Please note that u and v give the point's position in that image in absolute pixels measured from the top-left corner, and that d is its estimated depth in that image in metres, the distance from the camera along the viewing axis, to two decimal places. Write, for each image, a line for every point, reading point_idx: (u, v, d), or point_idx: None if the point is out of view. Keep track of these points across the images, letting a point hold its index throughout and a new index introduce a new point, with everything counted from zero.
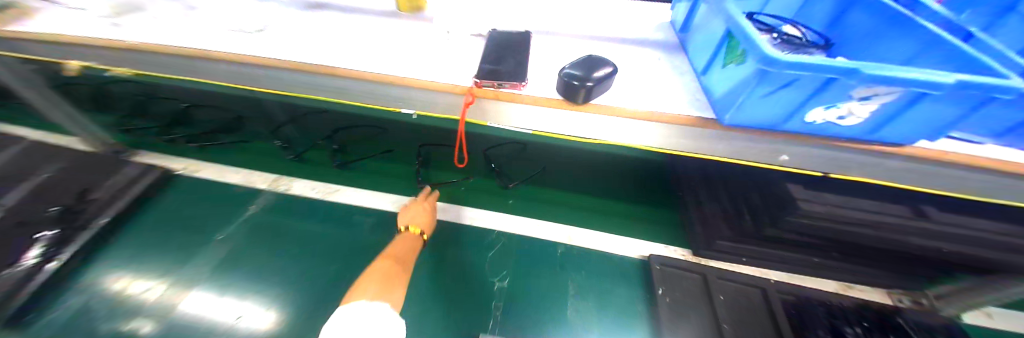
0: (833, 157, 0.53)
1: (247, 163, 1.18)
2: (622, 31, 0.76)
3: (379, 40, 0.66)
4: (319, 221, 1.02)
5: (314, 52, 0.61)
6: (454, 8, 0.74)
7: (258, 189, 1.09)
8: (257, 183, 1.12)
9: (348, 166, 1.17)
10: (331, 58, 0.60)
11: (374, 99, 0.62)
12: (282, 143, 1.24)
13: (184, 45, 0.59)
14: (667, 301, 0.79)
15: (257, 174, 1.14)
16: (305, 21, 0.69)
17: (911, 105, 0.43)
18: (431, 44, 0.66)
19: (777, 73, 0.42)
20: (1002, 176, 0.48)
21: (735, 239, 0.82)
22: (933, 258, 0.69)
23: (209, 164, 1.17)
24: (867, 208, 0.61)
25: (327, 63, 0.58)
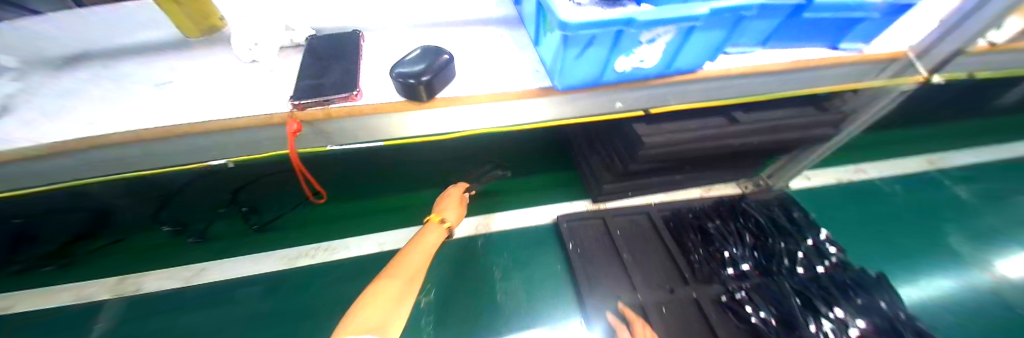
0: (657, 94, 0.61)
1: (69, 270, 0.90)
2: (462, 13, 0.73)
3: (165, 83, 0.53)
4: (197, 307, 0.85)
5: (71, 123, 0.47)
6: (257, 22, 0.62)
7: (93, 302, 0.86)
8: (90, 294, 0.87)
9: (269, 226, 0.99)
10: (96, 124, 0.46)
11: (187, 154, 0.52)
12: (173, 226, 0.97)
13: None
14: (578, 252, 0.86)
15: (94, 285, 0.88)
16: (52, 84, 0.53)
17: (687, 37, 0.49)
18: (234, 75, 0.55)
19: (575, 35, 0.44)
20: (767, 75, 0.61)
21: (616, 180, 0.90)
22: (754, 151, 0.86)
23: (19, 294, 0.86)
24: (695, 127, 0.73)
25: (95, 132, 0.45)
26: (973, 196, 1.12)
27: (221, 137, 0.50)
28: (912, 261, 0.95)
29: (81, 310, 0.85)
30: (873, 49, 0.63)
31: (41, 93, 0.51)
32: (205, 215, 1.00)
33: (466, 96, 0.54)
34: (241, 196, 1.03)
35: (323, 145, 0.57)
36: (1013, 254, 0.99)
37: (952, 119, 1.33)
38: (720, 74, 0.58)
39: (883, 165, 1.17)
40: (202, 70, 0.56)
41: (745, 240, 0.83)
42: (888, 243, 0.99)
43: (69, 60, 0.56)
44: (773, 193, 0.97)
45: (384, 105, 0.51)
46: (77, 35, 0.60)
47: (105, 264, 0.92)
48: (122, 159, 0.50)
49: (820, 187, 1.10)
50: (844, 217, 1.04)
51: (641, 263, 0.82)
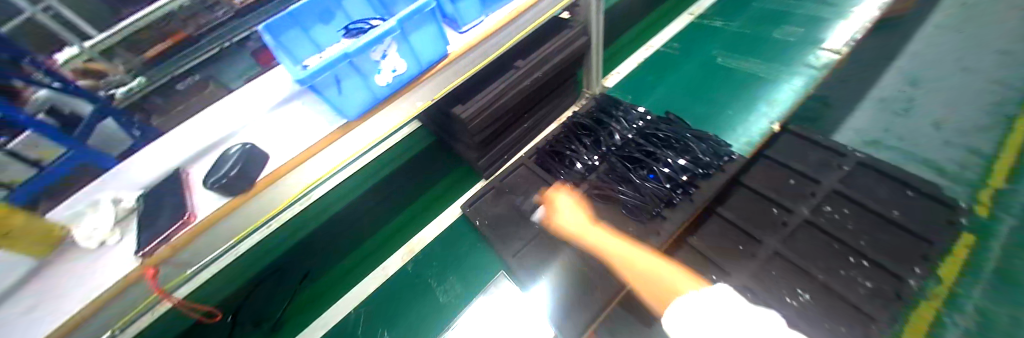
0: (439, 83, 0.76)
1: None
2: (244, 97, 0.79)
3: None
4: None
5: None
6: (60, 205, 0.63)
7: None
8: None
9: None
10: None
11: None
12: None
13: None
14: (485, 224, 1.02)
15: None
16: None
17: (407, 41, 0.65)
18: (66, 271, 0.56)
19: (319, 81, 0.57)
20: (505, 32, 0.80)
21: (482, 155, 1.06)
22: (558, 77, 1.07)
23: None
24: (495, 87, 0.90)
25: None
26: (728, 23, 1.47)
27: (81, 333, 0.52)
28: (712, 93, 1.21)
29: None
30: None
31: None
32: None
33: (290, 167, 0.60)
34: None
35: (183, 271, 0.61)
36: (760, 50, 1.34)
37: None
38: (468, 46, 0.74)
39: (664, 35, 1.47)
40: (67, 277, 0.55)
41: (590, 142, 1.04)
42: (686, 85, 1.26)
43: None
44: (597, 97, 1.17)
45: (214, 213, 0.55)
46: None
47: None
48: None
49: (630, 73, 1.36)
50: (660, 87, 1.28)
51: (530, 203, 1.01)
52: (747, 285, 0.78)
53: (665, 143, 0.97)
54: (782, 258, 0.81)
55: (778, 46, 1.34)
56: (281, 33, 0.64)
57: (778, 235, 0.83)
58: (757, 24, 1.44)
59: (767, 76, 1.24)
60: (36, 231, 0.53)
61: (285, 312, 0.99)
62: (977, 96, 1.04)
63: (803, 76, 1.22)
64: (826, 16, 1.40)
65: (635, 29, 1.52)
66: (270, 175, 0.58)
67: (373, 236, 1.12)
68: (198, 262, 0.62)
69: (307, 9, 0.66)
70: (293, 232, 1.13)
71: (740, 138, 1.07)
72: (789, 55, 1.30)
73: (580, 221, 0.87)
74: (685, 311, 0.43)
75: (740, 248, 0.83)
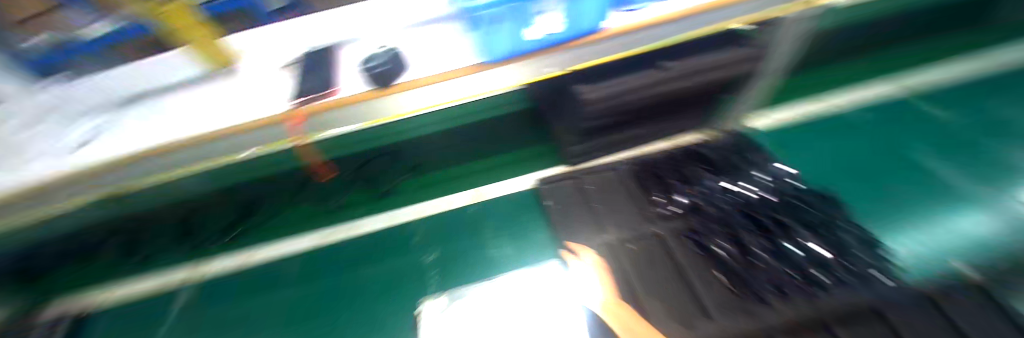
0: (579, 56, 0.69)
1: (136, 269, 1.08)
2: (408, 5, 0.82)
3: (185, 98, 0.67)
4: (249, 297, 1.01)
5: (117, 137, 0.61)
6: (243, 40, 0.74)
7: (178, 287, 1.06)
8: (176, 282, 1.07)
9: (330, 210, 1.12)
10: (139, 137, 0.60)
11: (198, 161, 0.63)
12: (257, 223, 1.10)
13: (10, 183, 0.58)
14: (554, 206, 0.98)
15: (167, 278, 1.08)
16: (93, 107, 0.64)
17: (578, 2, 0.58)
18: (222, 88, 0.65)
19: (478, 15, 0.56)
20: (680, 24, 0.66)
21: (581, 142, 0.97)
22: (711, 95, 0.89)
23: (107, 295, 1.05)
24: (634, 79, 0.77)
25: (143, 147, 0.59)
26: (947, 113, 1.10)
27: (228, 142, 0.61)
28: (883, 185, 0.96)
29: (159, 300, 1.04)
30: None
31: (65, 128, 0.62)
32: None
33: (423, 79, 0.63)
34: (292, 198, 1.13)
35: (319, 132, 0.67)
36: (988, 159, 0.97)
37: None
38: (630, 27, 0.65)
39: (853, 94, 1.18)
40: (216, 93, 0.64)
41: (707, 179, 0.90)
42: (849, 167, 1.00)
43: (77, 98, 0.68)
44: (735, 135, 0.99)
45: (346, 97, 0.61)
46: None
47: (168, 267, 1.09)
48: (143, 174, 0.62)
49: (785, 121, 1.12)
50: (815, 152, 1.05)
51: (610, 208, 0.93)
52: None
53: (801, 221, 0.79)
54: None
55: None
56: None
57: None
58: (1000, 125, 1.05)
59: (990, 193, 0.90)
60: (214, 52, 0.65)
61: (365, 198, 1.12)
62: None
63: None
64: None
65: (833, 69, 1.18)
66: (408, 83, 0.62)
67: (454, 167, 1.16)
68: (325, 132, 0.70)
69: None
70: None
71: (907, 247, 0.83)
72: None
73: (617, 300, 0.77)
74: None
75: None
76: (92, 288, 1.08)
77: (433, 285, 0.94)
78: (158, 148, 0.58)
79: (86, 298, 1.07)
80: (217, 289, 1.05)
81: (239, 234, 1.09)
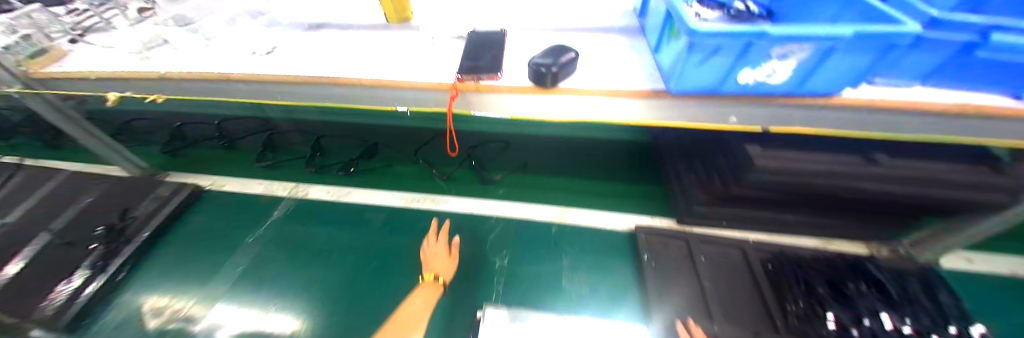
0: (777, 113, 0.60)
1: (265, 170, 1.25)
2: (587, 22, 0.83)
3: (378, 49, 0.76)
4: (327, 227, 1.07)
5: (321, 65, 0.72)
6: (436, 17, 0.83)
7: (279, 198, 1.15)
8: (278, 191, 1.18)
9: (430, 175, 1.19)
10: (337, 68, 0.70)
11: (371, 101, 0.72)
12: (379, 165, 1.24)
13: (229, 71, 0.69)
14: (653, 266, 0.83)
15: (276, 185, 1.20)
16: (312, 40, 0.80)
17: (825, 58, 0.49)
18: (415, 51, 0.75)
19: (702, 43, 0.50)
20: (923, 114, 0.54)
21: (710, 204, 0.86)
22: (901, 208, 0.73)
23: (233, 179, 1.22)
24: (817, 160, 0.67)
25: (336, 75, 0.68)
26: None
27: (403, 93, 0.70)
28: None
29: (264, 200, 1.15)
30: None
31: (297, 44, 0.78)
32: (383, 159, 1.27)
33: (583, 89, 0.64)
34: (415, 152, 1.27)
35: (469, 110, 0.73)
36: None
37: None
38: (864, 103, 0.54)
39: None
40: (412, 53, 0.74)
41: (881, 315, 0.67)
42: None
43: (313, 27, 0.85)
44: (914, 263, 0.78)
45: (519, 87, 0.65)
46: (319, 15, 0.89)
47: (283, 175, 1.23)
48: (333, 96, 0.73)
49: (996, 276, 0.80)
50: None
51: (723, 296, 0.77)
52: None
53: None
54: None
55: None
56: None
57: None
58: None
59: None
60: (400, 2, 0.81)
61: (471, 178, 1.15)
62: None
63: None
64: None
65: None
66: (567, 89, 0.64)
67: (556, 176, 1.12)
68: (481, 113, 0.74)
69: None
70: (510, 131, 1.30)
71: None
72: None
73: None
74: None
75: None
76: (230, 171, 1.26)
77: (496, 295, 0.84)
78: (345, 80, 0.67)
79: (221, 175, 1.25)
80: (304, 213, 1.11)
81: (358, 169, 1.23)
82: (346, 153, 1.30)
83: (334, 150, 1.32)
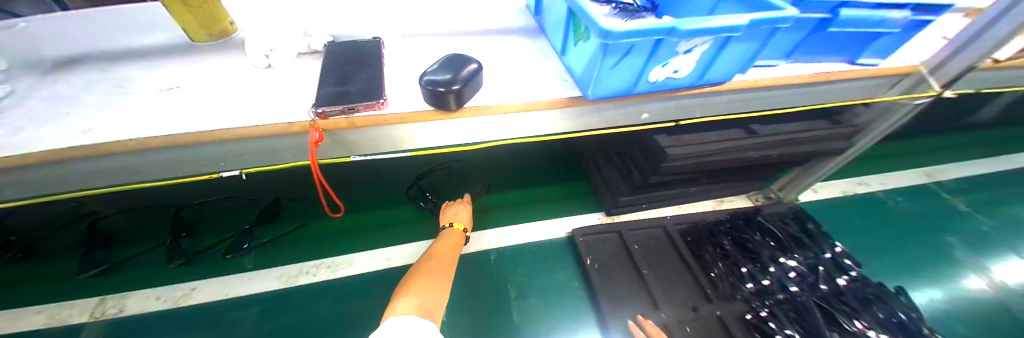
0: (684, 104, 0.61)
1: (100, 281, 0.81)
2: (479, 23, 0.71)
3: (186, 86, 0.50)
4: (182, 337, 0.75)
5: (75, 126, 0.43)
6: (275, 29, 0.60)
7: (69, 329, 0.75)
8: (67, 319, 0.76)
9: (322, 229, 0.94)
10: (116, 128, 0.43)
11: (189, 163, 0.48)
12: (296, 226, 0.94)
13: None
14: (596, 268, 0.82)
15: (66, 309, 0.78)
16: (52, 85, 0.49)
17: (723, 48, 0.49)
18: (246, 84, 0.51)
19: (615, 44, 0.44)
20: (784, 87, 0.62)
21: (631, 193, 0.87)
22: (772, 165, 0.85)
23: None
24: (714, 140, 0.72)
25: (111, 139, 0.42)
26: (968, 208, 1.14)
27: (235, 147, 0.47)
28: (906, 263, 0.96)
29: (52, 336, 0.74)
30: (863, 64, 0.64)
31: (32, 97, 0.46)
32: (296, 219, 0.95)
33: (496, 105, 0.52)
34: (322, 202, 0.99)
35: (344, 156, 0.53)
36: (1002, 249, 1.03)
37: (932, 136, 1.37)
38: (749, 85, 0.58)
39: (884, 176, 1.19)
40: (255, 85, 0.51)
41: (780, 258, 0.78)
42: (897, 243, 1.02)
43: (60, 61, 0.52)
44: (784, 206, 0.94)
45: (410, 115, 0.49)
46: (72, 42, 0.56)
47: (79, 287, 0.81)
48: (128, 166, 0.46)
49: (825, 199, 1.10)
50: (842, 223, 1.05)
51: (660, 277, 0.79)
52: None
53: (897, 329, 0.69)
54: None
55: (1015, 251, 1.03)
56: None
57: None
58: (1006, 222, 1.11)
59: (985, 278, 0.96)
60: (205, 14, 0.54)
61: (382, 218, 0.97)
62: None
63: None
64: None
65: None
66: (473, 108, 0.51)
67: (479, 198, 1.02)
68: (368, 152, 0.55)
69: None
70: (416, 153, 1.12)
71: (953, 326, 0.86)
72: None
73: None
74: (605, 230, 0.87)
75: None
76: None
77: None
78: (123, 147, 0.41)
79: None
80: (129, 335, 0.75)
81: (256, 244, 0.89)
82: (234, 222, 0.93)
83: (214, 221, 0.94)
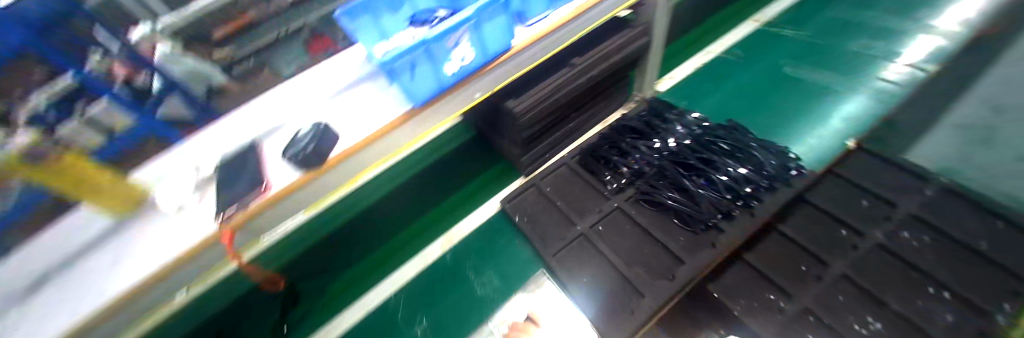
0: (497, 77, 0.75)
1: None
2: None
3: None
4: None
5: None
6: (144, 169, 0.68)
7: None
8: None
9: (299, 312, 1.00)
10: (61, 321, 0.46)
11: None
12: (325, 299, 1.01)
13: None
14: (524, 220, 1.01)
15: None
16: None
17: (478, 30, 0.65)
18: (151, 234, 0.54)
19: (395, 65, 0.58)
20: (564, 28, 0.78)
21: (524, 151, 1.05)
22: (611, 78, 1.06)
23: None
24: (549, 84, 0.90)
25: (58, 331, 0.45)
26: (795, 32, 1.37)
27: (167, 283, 0.52)
28: (756, 98, 1.18)
29: None
30: None
31: None
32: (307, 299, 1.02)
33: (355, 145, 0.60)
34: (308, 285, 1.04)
35: (256, 239, 0.60)
36: (824, 54, 1.27)
37: None
38: (530, 40, 0.75)
39: (725, 39, 1.41)
40: (167, 227, 0.54)
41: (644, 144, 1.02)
42: (747, 85, 1.23)
43: None
44: (647, 101, 1.14)
45: (291, 185, 0.56)
46: None
47: None
48: None
49: (685, 78, 1.30)
50: (702, 89, 1.25)
51: (572, 203, 1.00)
52: (811, 308, 0.72)
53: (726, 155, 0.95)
54: (850, 282, 0.75)
55: (842, 58, 1.24)
56: None
57: (846, 258, 0.78)
58: (822, 34, 1.35)
59: (817, 80, 1.18)
60: (118, 194, 0.54)
61: (346, 275, 1.05)
62: None
63: (861, 81, 1.15)
64: (903, 29, 1.29)
65: (693, 33, 1.46)
66: (341, 153, 0.59)
67: (421, 219, 1.14)
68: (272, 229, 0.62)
69: None
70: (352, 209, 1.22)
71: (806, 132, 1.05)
72: (845, 61, 1.23)
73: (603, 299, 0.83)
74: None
75: (804, 269, 0.78)
76: None
77: None
78: None
79: None
80: None
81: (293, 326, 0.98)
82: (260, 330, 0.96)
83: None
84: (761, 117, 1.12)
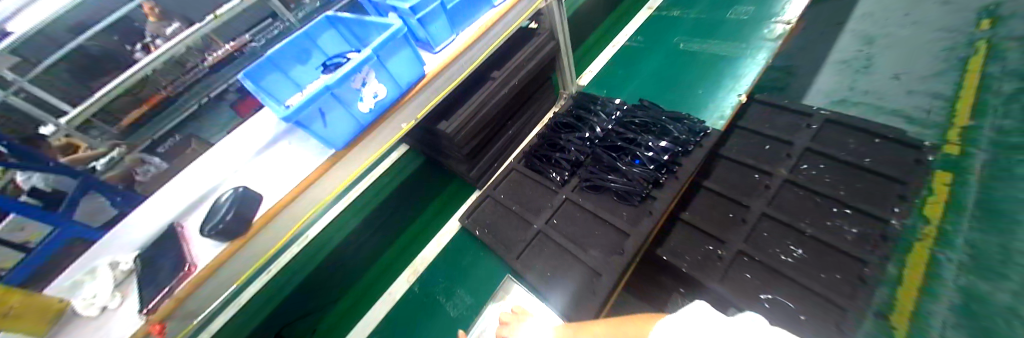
0: (416, 105, 0.78)
1: None
2: None
3: None
4: None
5: None
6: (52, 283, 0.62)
7: None
8: None
9: None
10: None
11: None
12: None
13: None
14: (485, 232, 1.03)
15: None
16: None
17: (382, 66, 0.67)
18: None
19: (301, 116, 0.58)
20: (472, 48, 0.83)
21: (470, 166, 1.08)
22: (535, 83, 1.14)
23: None
24: (475, 100, 0.94)
25: None
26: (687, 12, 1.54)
27: None
28: (663, 76, 1.30)
29: None
30: None
31: None
32: None
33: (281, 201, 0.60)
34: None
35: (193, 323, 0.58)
36: (716, 27, 1.42)
37: None
38: (440, 66, 0.78)
39: (629, 30, 1.56)
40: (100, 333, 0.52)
41: (579, 135, 1.09)
42: (654, 66, 1.36)
43: None
44: (573, 96, 1.23)
45: (218, 257, 0.54)
46: None
47: None
48: None
49: (602, 70, 1.43)
50: (618, 75, 1.38)
51: (525, 205, 1.04)
52: (744, 250, 0.81)
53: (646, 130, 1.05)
54: (771, 218, 0.84)
55: (729, 27, 1.40)
56: (259, 78, 0.68)
57: (764, 197, 0.87)
58: (710, 9, 1.52)
59: (710, 51, 1.33)
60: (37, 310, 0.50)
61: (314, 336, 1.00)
62: (920, 41, 1.06)
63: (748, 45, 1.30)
64: None
65: (603, 28, 1.59)
66: (266, 214, 0.58)
67: (382, 258, 1.11)
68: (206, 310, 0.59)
69: (284, 53, 0.71)
70: None
71: (711, 99, 1.17)
72: (732, 30, 1.38)
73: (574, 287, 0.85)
74: (673, 323, 0.49)
75: (733, 216, 0.87)
76: None
77: None
78: None
79: None
80: None
81: None
82: None
83: None
84: (670, 92, 1.23)
